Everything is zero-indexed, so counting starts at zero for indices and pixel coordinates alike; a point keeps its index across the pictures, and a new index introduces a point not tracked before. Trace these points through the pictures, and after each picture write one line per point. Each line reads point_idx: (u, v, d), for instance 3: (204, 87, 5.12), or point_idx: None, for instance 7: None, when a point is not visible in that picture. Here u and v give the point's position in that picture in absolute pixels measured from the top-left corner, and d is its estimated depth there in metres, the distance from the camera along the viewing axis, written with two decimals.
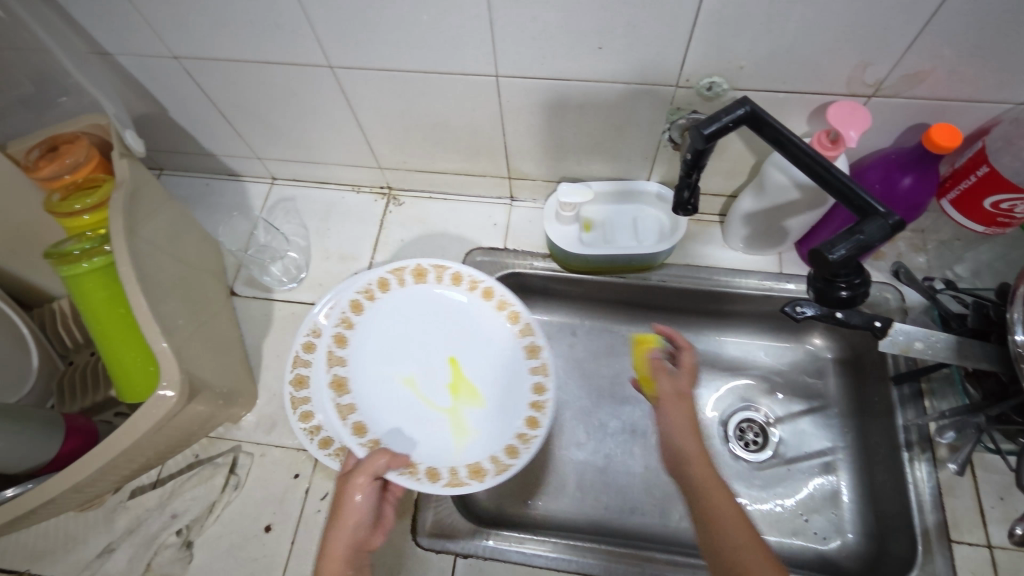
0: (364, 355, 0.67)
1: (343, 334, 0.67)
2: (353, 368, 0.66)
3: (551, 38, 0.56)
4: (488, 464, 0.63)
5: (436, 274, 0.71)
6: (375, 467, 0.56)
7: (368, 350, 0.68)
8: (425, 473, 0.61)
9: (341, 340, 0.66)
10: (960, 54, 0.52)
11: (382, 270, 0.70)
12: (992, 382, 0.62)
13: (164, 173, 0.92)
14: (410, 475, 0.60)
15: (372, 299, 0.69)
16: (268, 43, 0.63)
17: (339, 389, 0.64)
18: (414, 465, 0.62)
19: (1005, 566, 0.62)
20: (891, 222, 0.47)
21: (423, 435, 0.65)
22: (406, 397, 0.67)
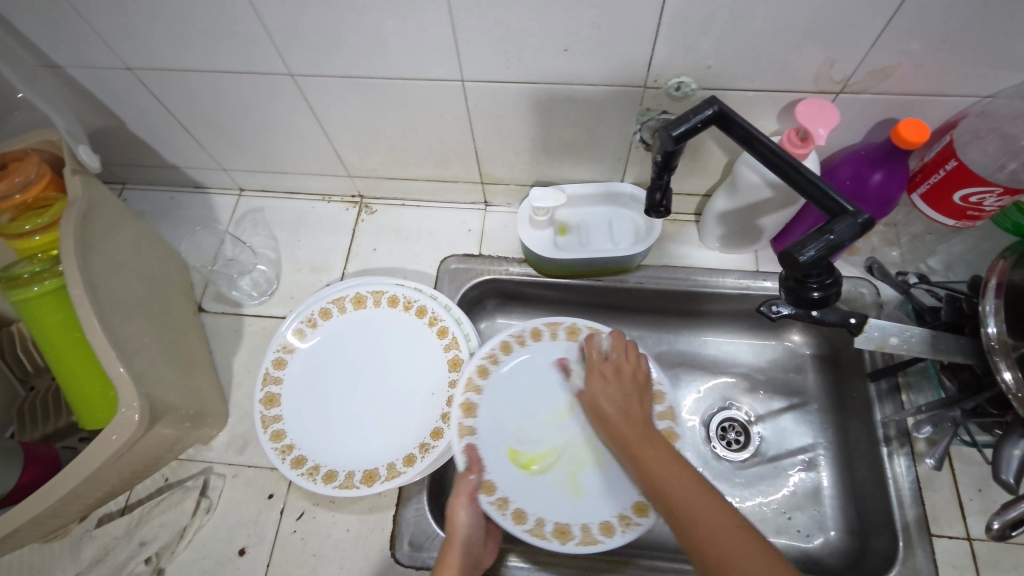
0: (503, 392, 0.65)
1: (486, 367, 0.66)
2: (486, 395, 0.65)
3: (516, 41, 0.55)
4: (577, 530, 0.59)
5: (591, 336, 0.69)
6: (469, 488, 0.60)
7: (507, 389, 0.66)
8: (515, 512, 0.60)
9: (483, 371, 0.66)
10: (926, 49, 0.52)
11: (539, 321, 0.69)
12: (967, 375, 0.62)
13: (126, 187, 0.89)
14: (499, 508, 0.60)
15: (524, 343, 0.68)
16: (225, 52, 0.61)
17: (467, 412, 0.63)
18: (506, 500, 0.60)
19: (985, 559, 0.62)
20: (861, 220, 0.47)
21: (520, 480, 0.62)
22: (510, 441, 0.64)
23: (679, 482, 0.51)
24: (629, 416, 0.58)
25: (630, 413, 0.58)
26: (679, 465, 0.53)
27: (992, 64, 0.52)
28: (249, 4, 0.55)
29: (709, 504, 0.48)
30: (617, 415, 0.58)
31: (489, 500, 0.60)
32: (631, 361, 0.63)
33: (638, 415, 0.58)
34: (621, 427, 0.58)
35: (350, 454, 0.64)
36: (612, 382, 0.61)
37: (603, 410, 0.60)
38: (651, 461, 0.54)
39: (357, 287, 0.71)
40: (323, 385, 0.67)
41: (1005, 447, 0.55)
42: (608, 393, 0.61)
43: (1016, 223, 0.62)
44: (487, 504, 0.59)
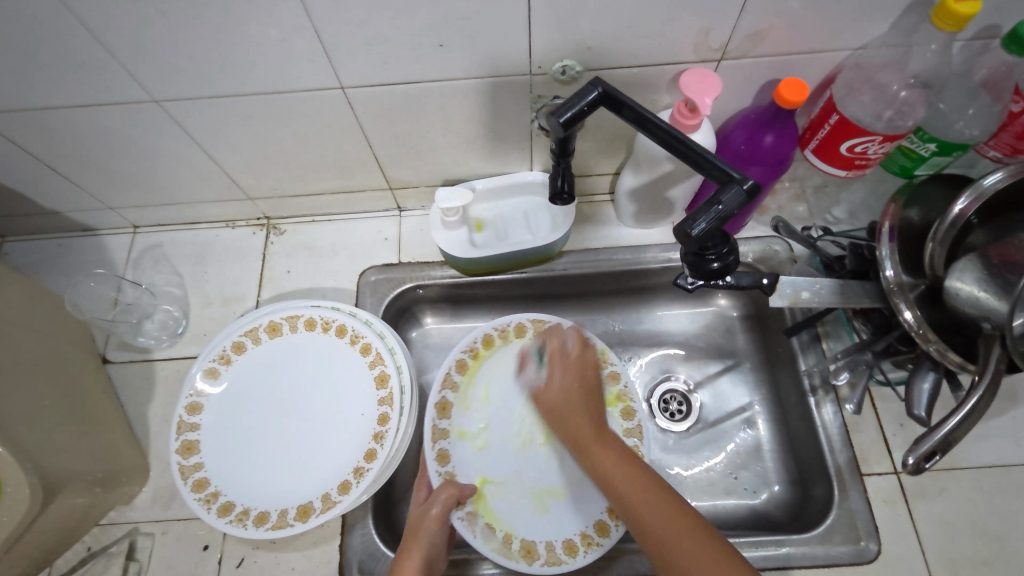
0: (474, 396, 0.70)
1: (465, 361, 0.71)
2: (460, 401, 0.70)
3: (388, 42, 0.53)
4: (541, 548, 0.62)
5: None
6: (447, 500, 0.61)
7: (479, 393, 0.71)
8: (483, 528, 0.62)
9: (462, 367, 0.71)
10: (792, 8, 0.53)
11: (525, 316, 0.73)
12: (877, 317, 0.64)
13: (7, 241, 0.82)
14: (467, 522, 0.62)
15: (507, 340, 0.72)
16: (76, 84, 0.56)
17: (442, 411, 0.69)
18: (474, 512, 0.63)
19: (912, 490, 0.65)
20: (746, 187, 0.48)
21: (489, 494, 0.65)
22: (484, 456, 0.68)
23: (624, 478, 0.53)
24: (570, 415, 0.59)
25: (573, 413, 0.59)
26: (629, 462, 0.54)
27: (857, 17, 0.54)
28: (86, 29, 0.50)
29: (652, 492, 0.51)
30: (568, 405, 0.60)
31: (457, 514, 0.62)
32: (585, 355, 0.65)
33: (590, 403, 0.60)
34: (567, 416, 0.59)
35: (282, 492, 0.61)
36: (569, 378, 0.63)
37: (555, 404, 0.62)
38: (600, 458, 0.55)
39: (270, 315, 0.67)
40: (247, 423, 0.64)
41: (916, 382, 0.58)
42: (564, 388, 0.62)
43: (903, 166, 0.66)
44: (459, 520, 0.62)
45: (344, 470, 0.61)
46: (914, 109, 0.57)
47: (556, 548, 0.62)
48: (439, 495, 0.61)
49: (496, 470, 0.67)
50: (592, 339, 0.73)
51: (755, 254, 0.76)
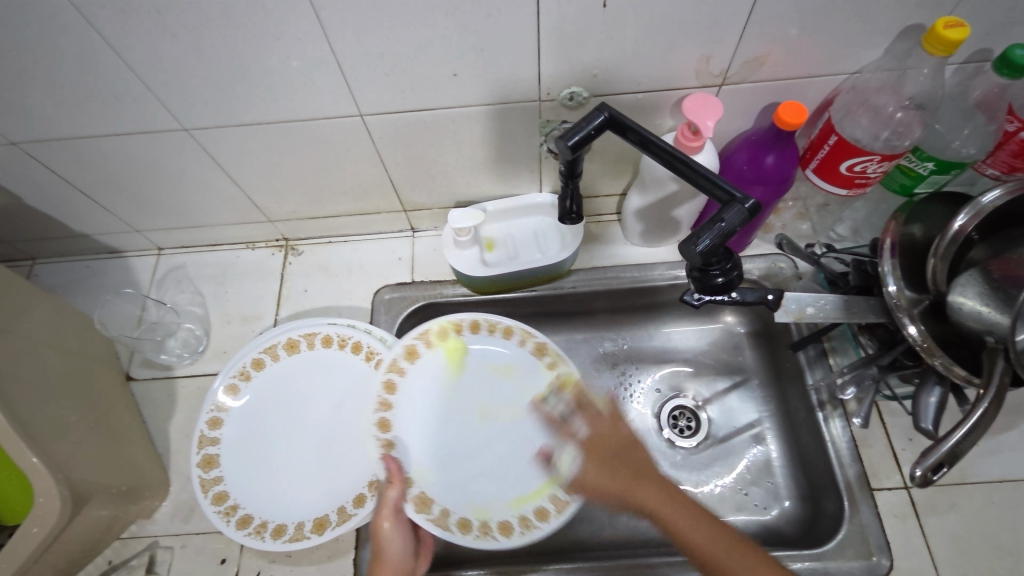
0: (408, 428, 0.65)
1: (385, 417, 0.64)
2: (404, 451, 0.64)
3: (405, 72, 0.56)
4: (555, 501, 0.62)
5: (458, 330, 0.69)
6: (391, 502, 0.59)
7: (408, 421, 0.65)
8: (499, 529, 0.61)
9: (384, 427, 0.63)
10: (790, 36, 0.55)
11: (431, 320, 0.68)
12: (882, 332, 0.65)
13: (37, 263, 0.85)
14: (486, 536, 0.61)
15: (402, 371, 0.66)
16: (111, 114, 0.60)
17: (422, 505, 0.61)
18: (485, 524, 0.62)
19: (922, 504, 0.65)
20: (748, 206, 0.50)
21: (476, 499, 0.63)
22: (459, 466, 0.65)
23: (674, 513, 0.52)
24: (619, 453, 0.58)
25: (619, 458, 0.57)
26: (671, 494, 0.54)
27: (852, 43, 0.56)
28: (125, 63, 0.54)
29: (677, 507, 0.53)
30: (619, 484, 0.55)
31: (421, 517, 0.60)
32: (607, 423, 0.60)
33: (642, 469, 0.56)
34: (608, 489, 0.55)
35: (299, 505, 0.62)
36: (597, 446, 0.59)
37: (593, 485, 0.56)
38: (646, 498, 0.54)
39: (289, 332, 0.70)
40: (265, 437, 0.66)
41: (923, 396, 0.59)
42: (600, 470, 0.57)
43: (902, 184, 0.68)
44: (421, 522, 0.60)
45: (360, 484, 0.63)
46: (912, 129, 0.59)
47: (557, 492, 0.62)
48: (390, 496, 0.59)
49: (471, 490, 0.63)
50: (476, 316, 0.69)
51: (760, 271, 0.77)
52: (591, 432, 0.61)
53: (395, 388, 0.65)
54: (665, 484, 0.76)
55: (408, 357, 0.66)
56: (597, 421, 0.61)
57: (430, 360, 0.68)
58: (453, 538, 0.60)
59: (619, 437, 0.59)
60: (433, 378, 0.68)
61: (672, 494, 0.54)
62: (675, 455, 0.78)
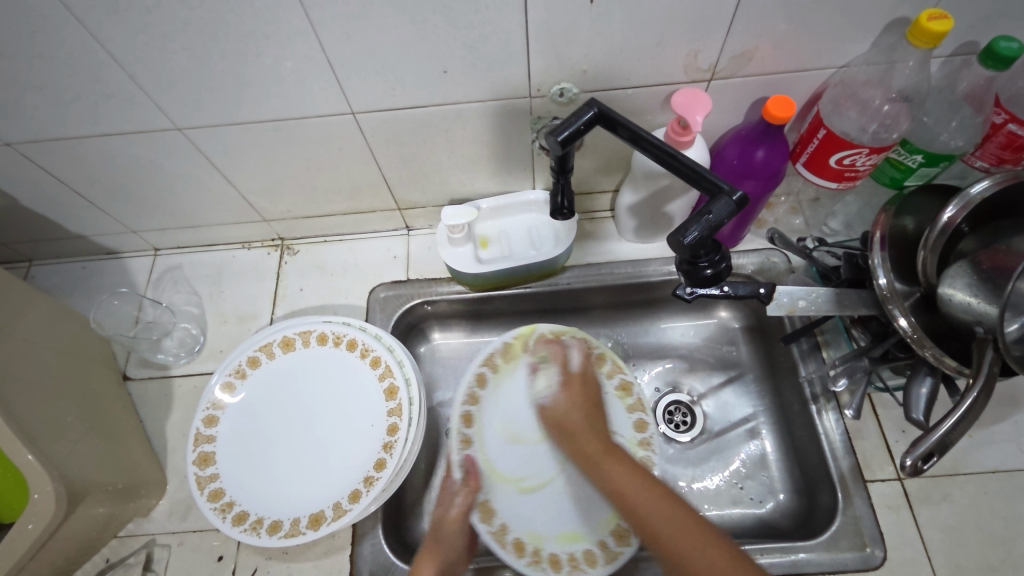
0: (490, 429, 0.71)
1: (468, 412, 0.71)
2: (478, 449, 0.70)
3: (395, 69, 0.57)
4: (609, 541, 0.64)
5: (554, 343, 0.73)
6: (460, 504, 0.64)
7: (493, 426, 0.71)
8: (549, 562, 0.64)
9: (467, 421, 0.71)
10: (776, 30, 0.56)
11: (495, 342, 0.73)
12: (874, 324, 0.65)
13: (34, 265, 0.86)
14: (536, 565, 0.63)
15: (495, 370, 0.72)
16: (104, 114, 0.60)
17: (486, 515, 0.66)
18: (537, 553, 0.64)
19: (916, 495, 0.65)
20: (735, 199, 0.50)
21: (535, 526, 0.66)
22: (520, 496, 0.68)
23: (617, 472, 0.52)
24: (580, 412, 0.58)
25: (580, 415, 0.58)
26: (636, 472, 0.51)
27: (838, 37, 0.57)
28: (117, 64, 0.54)
29: (638, 482, 0.50)
30: (579, 423, 0.57)
31: (484, 526, 0.65)
32: (588, 379, 0.63)
33: (592, 415, 0.58)
34: (575, 437, 0.57)
35: (295, 502, 0.63)
36: (578, 387, 0.62)
37: (558, 411, 0.60)
38: (608, 474, 0.52)
39: (284, 330, 0.70)
40: (261, 435, 0.66)
41: (914, 387, 0.59)
42: (571, 404, 0.59)
43: (892, 177, 0.68)
44: (482, 530, 0.65)
45: (355, 480, 0.63)
46: (898, 122, 0.59)
47: (607, 539, 0.64)
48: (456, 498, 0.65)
49: (529, 516, 0.67)
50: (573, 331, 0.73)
51: (754, 266, 0.78)
52: (581, 368, 0.65)
53: (472, 418, 0.71)
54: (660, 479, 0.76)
55: (477, 385, 0.72)
56: (584, 363, 0.66)
57: (502, 386, 0.72)
58: (507, 558, 0.64)
59: (584, 384, 0.62)
60: (511, 383, 0.72)
61: (613, 452, 0.54)
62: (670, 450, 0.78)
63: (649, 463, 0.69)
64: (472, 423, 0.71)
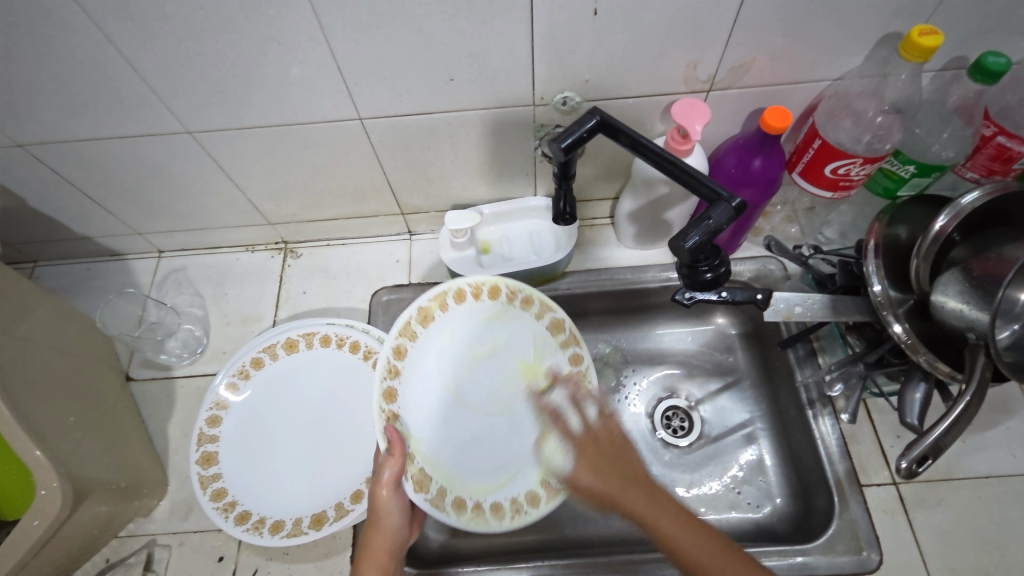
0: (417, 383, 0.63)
1: (392, 387, 0.60)
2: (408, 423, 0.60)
3: (403, 76, 0.58)
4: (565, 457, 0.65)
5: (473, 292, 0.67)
6: (388, 480, 0.56)
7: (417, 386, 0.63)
8: (491, 512, 0.63)
9: (389, 398, 0.59)
10: (774, 43, 0.57)
11: (420, 297, 0.63)
12: (869, 330, 0.66)
13: (38, 266, 0.86)
14: (479, 521, 0.61)
15: (413, 339, 0.63)
16: (118, 118, 0.62)
17: (421, 486, 0.59)
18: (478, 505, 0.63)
19: (911, 499, 0.66)
20: (734, 205, 0.52)
21: (467, 475, 0.64)
22: (458, 429, 0.66)
23: (656, 500, 0.53)
24: (619, 458, 0.57)
25: (611, 463, 0.57)
26: (677, 513, 0.52)
27: (833, 51, 0.58)
28: (132, 68, 0.55)
29: (669, 516, 0.52)
30: (601, 483, 0.55)
31: (422, 496, 0.58)
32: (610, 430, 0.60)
33: (627, 474, 0.55)
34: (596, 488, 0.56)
35: (296, 502, 0.63)
36: (590, 450, 0.59)
37: (588, 488, 0.56)
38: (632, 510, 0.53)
39: (288, 331, 0.71)
40: (263, 435, 0.67)
41: (909, 392, 0.60)
42: (585, 463, 0.58)
43: (886, 187, 0.70)
44: (420, 501, 0.58)
45: (357, 481, 0.63)
46: (892, 132, 0.61)
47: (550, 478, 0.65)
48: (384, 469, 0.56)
49: (469, 467, 0.64)
50: (461, 281, 0.66)
51: (751, 273, 0.79)
52: (602, 414, 0.63)
53: (396, 394, 0.60)
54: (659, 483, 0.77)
55: (397, 358, 0.61)
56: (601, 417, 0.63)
57: (424, 341, 0.65)
58: (449, 520, 0.60)
59: (609, 438, 0.60)
60: (430, 339, 0.65)
61: (610, 446, 0.59)
62: (668, 454, 0.79)
63: (580, 358, 0.71)
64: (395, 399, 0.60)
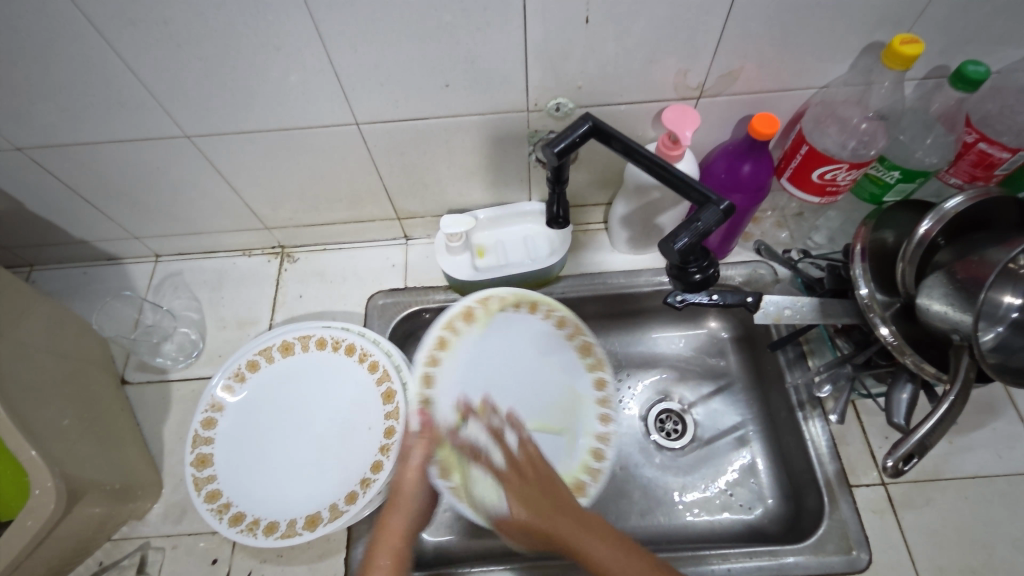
0: (453, 386, 0.62)
1: (428, 374, 0.62)
2: (439, 415, 0.60)
3: (400, 82, 0.59)
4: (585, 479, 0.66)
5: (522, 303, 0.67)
6: (416, 461, 0.57)
7: (455, 383, 0.62)
8: None
9: (427, 383, 0.61)
10: (761, 52, 0.59)
11: (467, 299, 0.65)
12: (857, 333, 0.68)
13: (35, 270, 0.87)
14: None
15: (456, 332, 0.64)
16: (118, 123, 0.62)
17: None
18: None
19: (900, 500, 0.67)
20: (723, 208, 0.53)
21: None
22: (497, 424, 0.65)
23: (587, 526, 0.50)
24: (542, 484, 0.55)
25: (541, 502, 0.53)
26: (599, 532, 0.49)
27: (819, 60, 0.60)
28: (133, 72, 0.56)
29: (604, 542, 0.48)
30: (546, 524, 0.50)
31: (445, 483, 0.56)
32: (530, 464, 0.57)
33: (551, 492, 0.54)
34: (541, 527, 0.51)
35: (291, 504, 0.63)
36: (518, 486, 0.55)
37: (524, 524, 0.52)
38: (581, 543, 0.48)
39: (284, 334, 0.71)
40: (258, 437, 0.67)
41: (895, 393, 0.61)
42: (518, 503, 0.53)
43: (872, 193, 0.72)
44: (442, 487, 0.56)
45: (351, 482, 0.64)
46: (876, 138, 0.63)
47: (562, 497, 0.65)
48: (415, 450, 0.57)
49: None
50: (495, 291, 0.67)
51: (742, 277, 0.80)
52: (523, 446, 0.59)
53: (432, 381, 0.62)
54: (652, 486, 0.78)
55: (438, 348, 0.63)
56: (524, 443, 0.60)
57: (466, 337, 0.64)
58: None
59: (535, 480, 0.55)
60: (478, 339, 0.65)
61: (530, 476, 0.56)
62: (661, 457, 0.80)
63: (605, 382, 0.70)
64: (431, 387, 0.61)
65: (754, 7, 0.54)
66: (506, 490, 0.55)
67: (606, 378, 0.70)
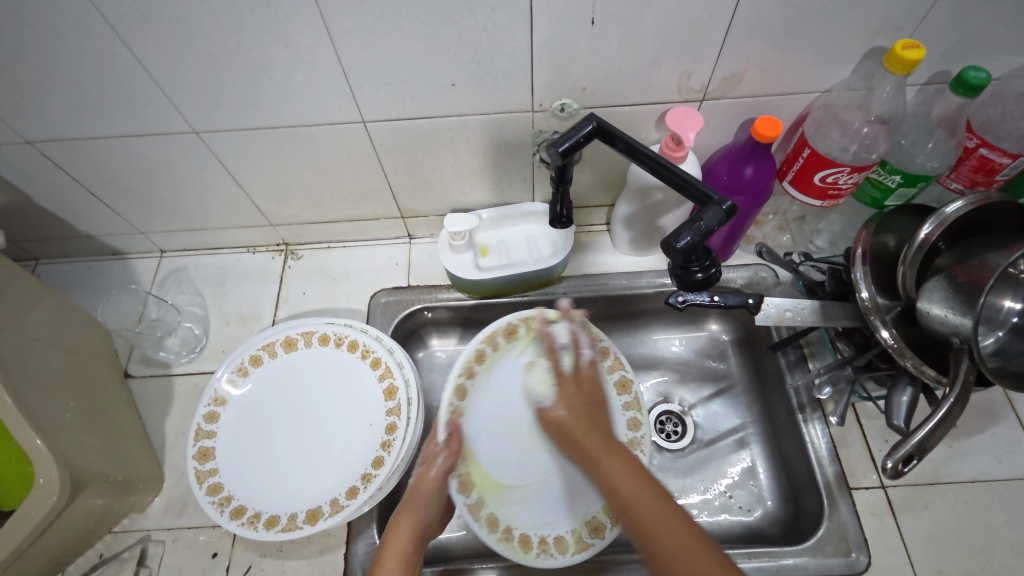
0: (485, 400, 0.71)
1: (462, 386, 0.71)
2: (470, 421, 0.69)
3: (406, 80, 0.60)
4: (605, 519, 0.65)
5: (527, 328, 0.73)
6: (433, 472, 0.63)
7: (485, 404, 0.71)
8: (519, 540, 0.63)
9: (460, 393, 0.70)
10: (764, 55, 0.60)
11: (478, 337, 0.72)
12: (858, 336, 0.68)
13: (40, 263, 0.87)
14: (506, 543, 0.63)
15: (489, 356, 0.72)
16: (127, 118, 0.63)
17: (464, 488, 0.65)
18: (509, 530, 0.64)
19: (899, 503, 0.67)
20: (725, 208, 0.53)
21: (507, 495, 0.66)
22: (512, 447, 0.69)
23: (614, 462, 0.51)
24: (590, 402, 0.60)
25: (585, 409, 0.59)
26: (636, 471, 0.50)
27: (821, 64, 0.61)
28: (143, 67, 0.57)
29: (627, 472, 0.50)
30: (577, 425, 0.57)
31: (461, 498, 0.64)
32: (587, 384, 0.62)
33: (591, 412, 0.59)
34: (583, 441, 0.56)
35: (292, 498, 0.64)
36: (571, 393, 0.61)
37: (561, 420, 0.60)
38: (612, 473, 0.50)
39: (287, 330, 0.72)
40: (260, 431, 0.67)
41: (895, 395, 0.61)
42: (567, 405, 0.60)
43: (873, 197, 0.72)
44: (459, 502, 0.64)
45: (353, 477, 0.64)
46: (877, 142, 0.63)
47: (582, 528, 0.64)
48: (437, 458, 0.64)
49: (521, 496, 0.66)
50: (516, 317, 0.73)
51: (743, 279, 0.81)
52: (580, 363, 0.66)
53: (466, 391, 0.70)
54: None
55: (474, 361, 0.72)
56: (583, 365, 0.65)
57: (505, 353, 0.72)
58: (479, 531, 0.63)
59: (589, 391, 0.61)
60: (513, 364, 0.72)
61: (585, 391, 0.61)
62: (661, 459, 0.80)
63: (628, 385, 0.73)
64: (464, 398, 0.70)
65: (757, 10, 0.54)
66: (555, 396, 0.62)
67: (630, 379, 0.74)
